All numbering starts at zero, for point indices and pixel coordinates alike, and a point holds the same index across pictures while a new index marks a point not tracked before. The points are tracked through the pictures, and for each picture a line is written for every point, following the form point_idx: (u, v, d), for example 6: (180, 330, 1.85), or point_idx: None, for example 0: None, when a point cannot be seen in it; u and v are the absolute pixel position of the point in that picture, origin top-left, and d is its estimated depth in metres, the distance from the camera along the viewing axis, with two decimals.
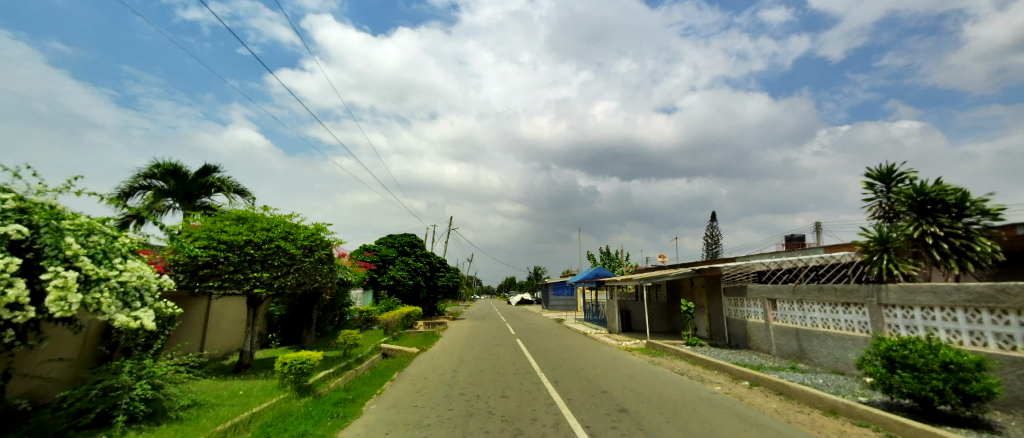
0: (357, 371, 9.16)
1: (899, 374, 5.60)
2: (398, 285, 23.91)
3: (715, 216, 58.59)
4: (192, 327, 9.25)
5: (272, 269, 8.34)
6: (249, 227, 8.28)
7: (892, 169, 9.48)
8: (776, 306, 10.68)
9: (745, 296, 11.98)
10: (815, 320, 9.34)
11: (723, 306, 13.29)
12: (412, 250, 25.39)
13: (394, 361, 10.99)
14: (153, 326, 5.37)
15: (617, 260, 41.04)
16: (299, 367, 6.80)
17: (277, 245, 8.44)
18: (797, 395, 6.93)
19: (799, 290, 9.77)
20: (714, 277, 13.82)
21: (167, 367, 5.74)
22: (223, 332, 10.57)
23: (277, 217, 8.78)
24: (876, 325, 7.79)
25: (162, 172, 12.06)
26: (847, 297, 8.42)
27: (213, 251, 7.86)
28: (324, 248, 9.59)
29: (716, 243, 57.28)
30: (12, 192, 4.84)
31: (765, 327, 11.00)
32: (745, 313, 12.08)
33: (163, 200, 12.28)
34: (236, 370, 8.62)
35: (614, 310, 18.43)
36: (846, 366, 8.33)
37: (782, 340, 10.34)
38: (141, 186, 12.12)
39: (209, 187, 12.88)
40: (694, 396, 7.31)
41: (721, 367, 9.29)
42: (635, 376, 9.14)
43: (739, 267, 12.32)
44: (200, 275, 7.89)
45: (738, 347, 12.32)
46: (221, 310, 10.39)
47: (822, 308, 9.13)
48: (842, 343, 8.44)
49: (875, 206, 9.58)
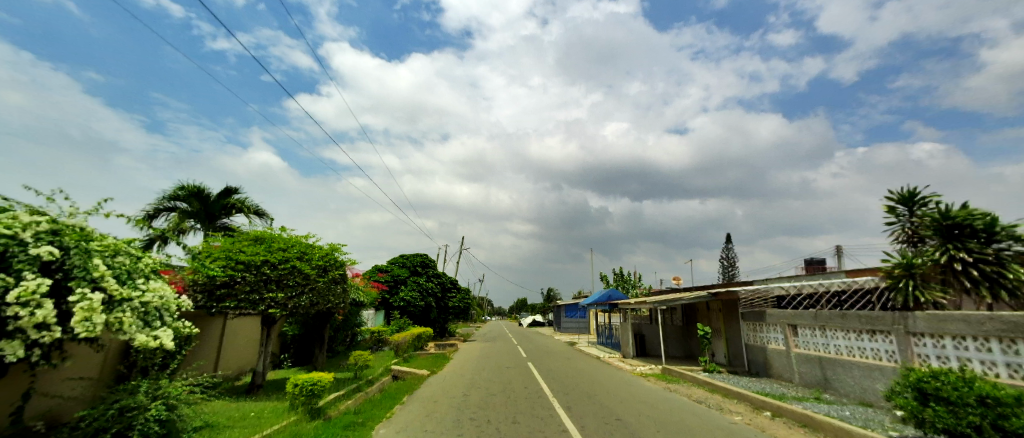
0: (367, 394, 9.06)
1: (933, 407, 5.36)
2: (409, 306, 23.84)
3: (729, 238, 58.06)
4: (208, 347, 9.30)
5: (286, 289, 8.36)
6: (266, 247, 8.38)
7: (914, 192, 9.15)
8: (797, 332, 10.36)
9: (764, 321, 11.66)
10: (839, 348, 9.02)
11: (741, 331, 12.93)
12: (424, 270, 25.42)
13: (404, 383, 10.90)
14: (172, 346, 5.44)
15: (630, 281, 40.72)
16: (309, 389, 6.78)
17: (293, 265, 8.48)
18: (823, 428, 6.63)
19: (821, 316, 9.47)
20: (731, 302, 13.51)
21: (182, 387, 5.79)
22: (237, 352, 10.58)
23: (293, 237, 8.85)
24: (904, 355, 7.46)
25: (185, 194, 12.38)
26: (872, 325, 8.12)
27: (231, 271, 7.94)
28: (338, 267, 9.61)
29: (732, 265, 56.33)
30: (45, 214, 5.01)
31: (785, 354, 10.66)
32: (765, 339, 11.73)
33: (186, 221, 12.54)
34: (248, 390, 8.58)
35: (628, 334, 18.05)
36: (874, 397, 7.97)
37: (804, 368, 9.98)
38: (165, 208, 12.44)
39: (229, 209, 13.16)
40: (714, 426, 7.07)
41: (740, 395, 8.98)
42: (653, 404, 8.88)
43: (757, 291, 12.06)
44: (218, 295, 7.95)
45: (757, 374, 11.92)
46: (236, 330, 10.44)
47: (846, 335, 8.83)
48: (869, 373, 8.11)
49: (897, 230, 9.26)
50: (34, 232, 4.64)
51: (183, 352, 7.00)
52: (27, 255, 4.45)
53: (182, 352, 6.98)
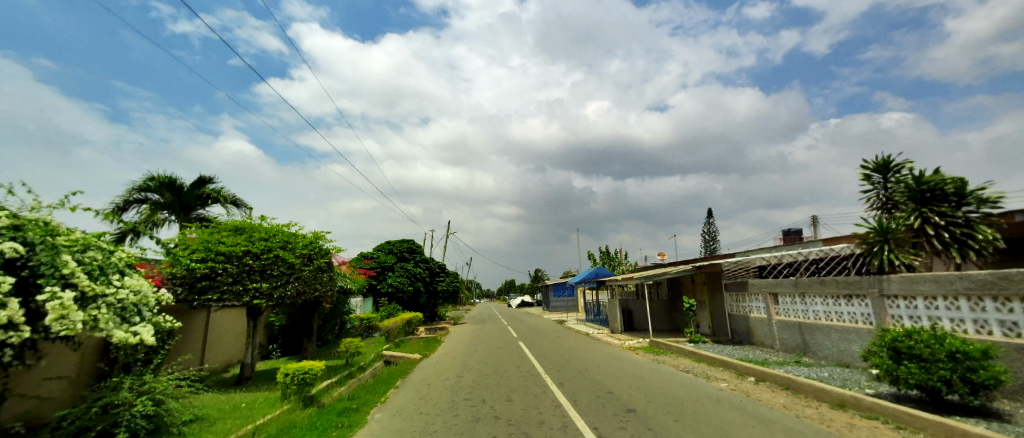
0: (360, 380, 9.04)
1: (905, 365, 5.60)
2: (397, 292, 23.77)
3: (710, 214, 59.29)
4: (193, 341, 9.11)
5: (271, 279, 8.16)
6: (247, 238, 8.10)
7: (889, 159, 9.12)
8: (778, 301, 10.68)
9: (746, 291, 11.98)
10: (817, 313, 9.34)
11: (724, 302, 13.28)
12: (411, 256, 25.31)
13: (397, 368, 10.95)
14: (153, 342, 5.31)
15: (617, 259, 41.31)
16: (301, 377, 6.77)
17: (276, 254, 8.25)
18: (804, 389, 6.91)
19: (801, 284, 9.77)
20: (714, 274, 13.83)
21: (166, 381, 5.70)
22: (223, 345, 10.40)
23: (274, 226, 8.60)
24: (879, 316, 7.76)
25: (157, 185, 11.94)
26: (849, 289, 8.41)
27: (211, 262, 7.68)
28: (323, 256, 9.44)
29: (714, 240, 57.63)
30: (7, 209, 4.79)
31: (767, 322, 11.00)
32: (748, 308, 12.07)
33: (159, 213, 12.11)
34: (238, 383, 8.46)
35: (615, 309, 18.37)
36: (851, 358, 8.30)
37: (785, 334, 10.32)
38: (137, 200, 12.00)
39: (205, 199, 12.80)
40: (701, 394, 7.29)
41: (725, 363, 9.27)
42: (642, 376, 9.08)
43: (739, 263, 12.35)
44: (199, 287, 7.70)
45: (741, 342, 12.32)
46: (222, 322, 10.25)
47: (825, 301, 9.14)
48: (846, 336, 8.43)
49: (872, 198, 9.44)
50: None
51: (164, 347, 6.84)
52: None
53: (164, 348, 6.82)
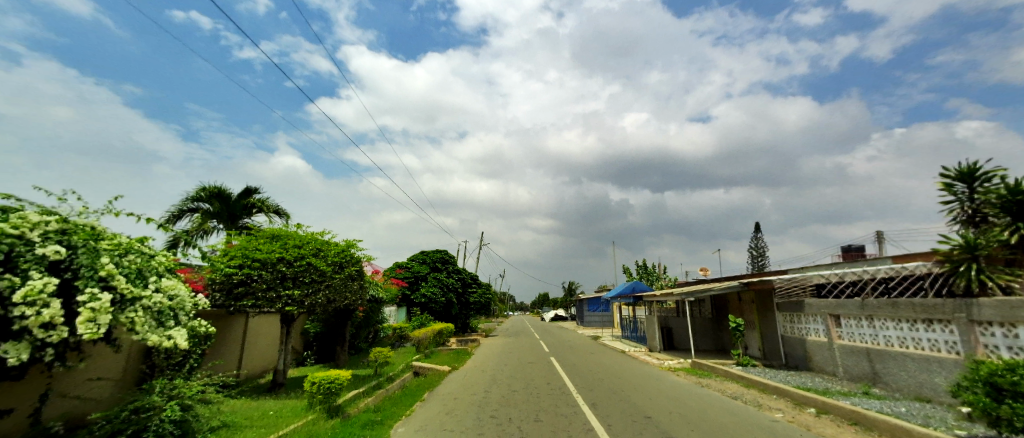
0: (387, 391, 8.83)
1: (1008, 404, 4.70)
2: (430, 303, 23.77)
3: (756, 228, 56.47)
4: (230, 345, 9.24)
5: (303, 286, 8.11)
6: (282, 245, 8.15)
7: (974, 166, 8.03)
8: (840, 323, 9.67)
9: (802, 311, 10.98)
10: (890, 339, 8.33)
11: (777, 322, 12.25)
12: (444, 266, 25.34)
13: (425, 380, 10.69)
14: (186, 346, 5.27)
15: (655, 274, 39.83)
16: (327, 387, 6.59)
17: (309, 262, 8.23)
18: (877, 426, 6.05)
19: (868, 306, 8.78)
20: (764, 292, 12.84)
21: (197, 386, 5.66)
22: (260, 350, 10.55)
23: (308, 234, 8.64)
24: (968, 345, 6.77)
25: (207, 194, 12.42)
26: (929, 313, 7.44)
27: (247, 269, 7.74)
28: (354, 264, 9.41)
29: (761, 256, 54.61)
30: (56, 214, 4.92)
31: (828, 346, 9.97)
32: (804, 330, 11.03)
33: (209, 222, 12.55)
34: (270, 389, 8.44)
35: (654, 327, 17.43)
36: (933, 392, 7.29)
37: (850, 360, 9.29)
38: (189, 209, 12.54)
39: (250, 208, 13.20)
40: (753, 425, 6.55)
41: (780, 391, 8.38)
42: (685, 400, 8.36)
43: (794, 280, 11.39)
44: (235, 293, 7.75)
45: (796, 368, 11.25)
46: (259, 328, 10.39)
47: (898, 325, 8.15)
48: (927, 366, 7.42)
49: (955, 209, 8.39)
50: (42, 232, 4.52)
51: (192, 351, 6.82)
52: (33, 255, 4.33)
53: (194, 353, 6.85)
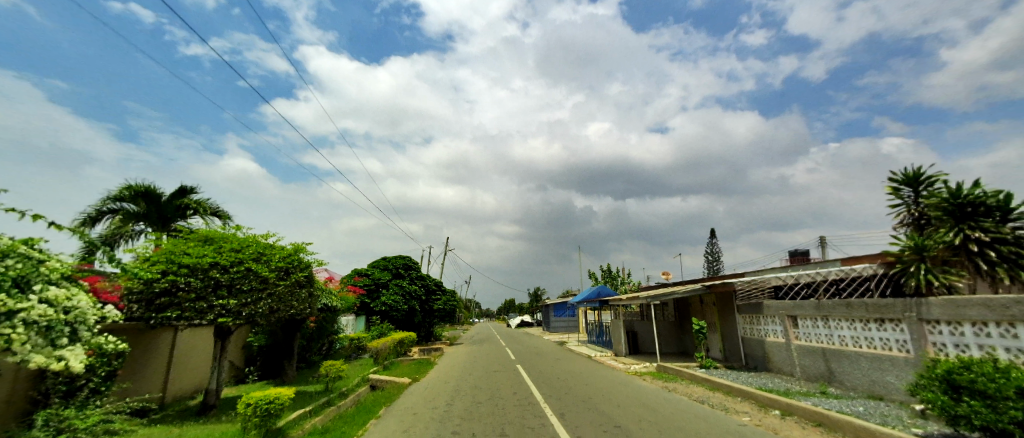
0: (338, 408, 8.16)
1: (967, 402, 4.76)
2: (391, 311, 22.85)
3: (712, 234, 58.69)
4: (156, 364, 8.28)
5: (240, 295, 7.34)
6: (216, 248, 7.37)
7: (919, 171, 8.42)
8: (797, 324, 9.87)
9: (761, 313, 11.19)
10: (844, 339, 8.52)
11: (737, 324, 12.44)
12: (406, 272, 24.48)
13: (382, 394, 10.04)
14: (80, 369, 4.58)
15: (619, 278, 40.39)
16: (266, 408, 5.92)
17: (248, 267, 7.47)
18: (840, 427, 6.06)
19: (823, 306, 8.98)
20: (725, 294, 13.05)
21: (93, 416, 4.94)
22: (192, 367, 9.54)
23: (249, 237, 7.89)
24: (918, 344, 6.96)
25: (132, 194, 11.26)
26: (880, 313, 7.64)
27: (172, 275, 6.91)
28: (303, 269, 8.69)
29: (718, 260, 56.79)
30: None
31: (786, 347, 10.15)
32: (763, 332, 11.24)
33: (132, 224, 11.40)
34: (200, 412, 7.58)
35: (619, 331, 17.42)
36: (885, 390, 7.47)
37: (806, 361, 9.47)
38: (110, 210, 11.30)
39: (184, 210, 12.12)
40: (722, 430, 6.41)
41: (744, 393, 8.38)
42: (652, 406, 8.22)
43: (753, 282, 11.59)
44: (157, 304, 6.92)
45: (756, 369, 11.43)
46: (189, 344, 9.43)
47: (851, 325, 8.35)
48: (879, 364, 7.60)
49: (902, 212, 8.75)
50: None
51: (99, 370, 5.89)
52: None
53: (101, 372, 5.92)
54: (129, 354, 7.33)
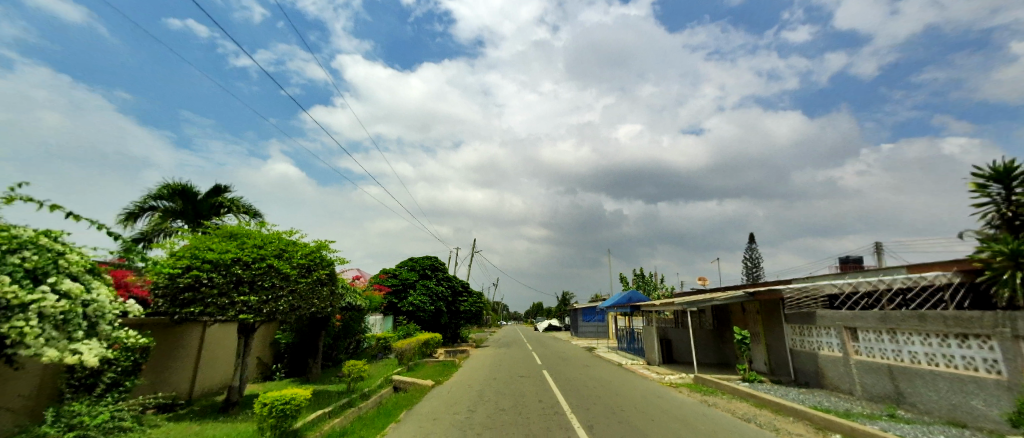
0: (359, 410, 7.88)
1: None
2: (418, 311, 22.76)
3: (750, 240, 56.09)
4: (185, 359, 8.29)
5: (261, 291, 7.19)
6: (239, 244, 7.26)
7: (1011, 164, 7.33)
8: (857, 337, 8.90)
9: (814, 324, 10.21)
10: (916, 355, 7.55)
11: (785, 335, 11.46)
12: (434, 273, 24.39)
13: (405, 396, 9.75)
14: (95, 364, 4.39)
15: (651, 284, 39.07)
16: (281, 409, 5.65)
17: (269, 264, 7.33)
18: None
19: (890, 318, 8.01)
20: (771, 302, 12.07)
21: (105, 414, 4.79)
22: (219, 362, 9.54)
23: (272, 233, 7.77)
24: (1011, 364, 5.99)
25: (170, 191, 11.48)
26: (963, 328, 6.67)
27: (196, 271, 6.80)
28: (325, 267, 8.54)
29: (756, 267, 54.23)
30: None
31: (843, 363, 9.18)
32: (815, 344, 10.25)
33: (170, 221, 11.62)
34: (222, 409, 7.46)
35: (652, 338, 16.56)
36: (969, 417, 6.50)
37: (869, 379, 8.50)
38: (149, 207, 11.58)
39: (219, 208, 12.28)
40: None
41: (797, 412, 7.51)
42: (691, 423, 7.49)
43: (804, 290, 10.61)
44: (180, 300, 6.79)
45: (807, 385, 10.44)
46: (219, 339, 9.46)
47: (925, 340, 7.39)
48: (962, 387, 6.63)
49: (990, 212, 7.65)
50: None
51: (120, 364, 5.82)
52: None
53: (122, 365, 5.84)
54: (153, 348, 7.29)
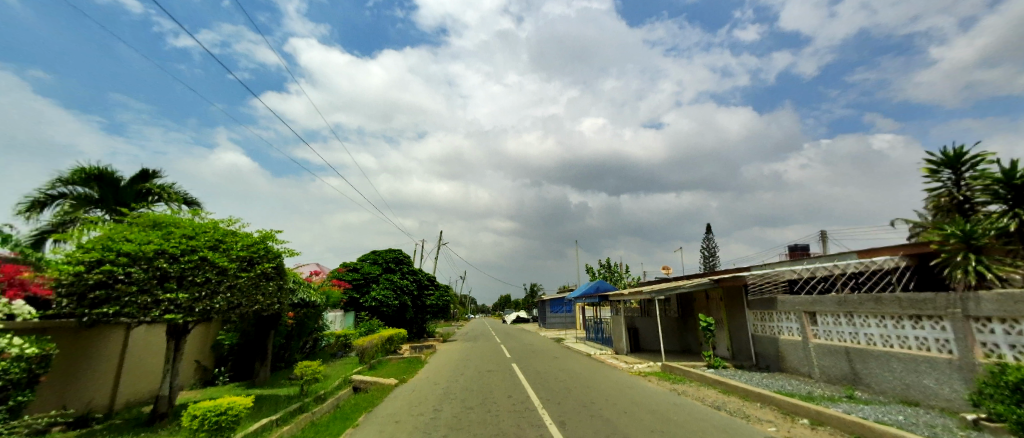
0: (312, 415, 7.28)
1: None
2: (381, 307, 21.95)
3: (709, 230, 58.20)
4: (103, 365, 7.48)
5: (192, 288, 6.49)
6: (164, 235, 6.49)
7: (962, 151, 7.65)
8: (816, 321, 9.11)
9: (775, 309, 10.41)
10: (871, 337, 7.76)
11: (747, 321, 11.70)
12: (397, 267, 23.59)
13: (365, 397, 9.18)
14: None
15: (617, 273, 39.71)
16: (215, 421, 5.06)
17: (202, 257, 6.63)
18: None
19: (847, 302, 8.21)
20: (734, 289, 12.30)
21: None
22: (146, 369, 8.64)
23: (206, 223, 7.05)
24: (962, 344, 6.19)
25: (85, 177, 10.28)
26: (917, 309, 6.87)
27: (109, 266, 5.98)
28: (269, 260, 7.88)
29: (714, 255, 56.40)
30: None
31: (802, 346, 9.40)
32: (776, 329, 10.49)
33: (86, 210, 10.45)
34: (148, 421, 6.73)
35: (620, 328, 16.62)
36: (922, 395, 6.71)
37: (827, 361, 8.71)
38: (59, 194, 10.33)
39: (146, 195, 11.17)
40: None
41: (764, 398, 7.56)
42: (661, 413, 7.39)
43: (765, 275, 10.79)
44: (91, 299, 5.98)
45: (768, 368, 10.69)
46: (146, 343, 8.61)
47: (880, 323, 7.59)
48: (915, 367, 6.84)
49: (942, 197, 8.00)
50: None
51: (9, 376, 4.98)
52: None
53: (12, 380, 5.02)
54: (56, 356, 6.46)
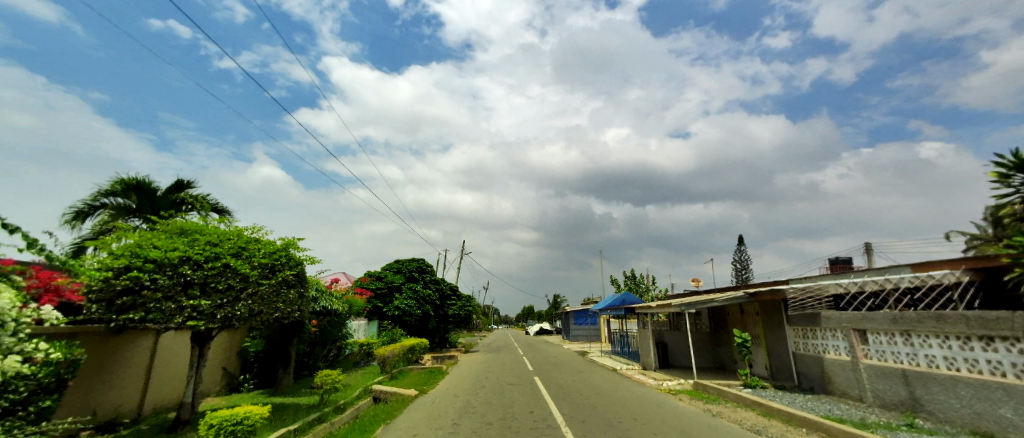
0: (331, 426, 7.11)
1: None
2: (404, 316, 21.91)
3: (740, 242, 56.17)
4: (131, 370, 7.56)
5: (214, 295, 6.46)
6: (189, 241, 6.53)
7: None
8: (867, 339, 8.39)
9: (819, 325, 9.68)
10: (933, 360, 7.04)
11: (787, 337, 10.95)
12: (421, 276, 23.59)
13: (385, 408, 8.98)
14: None
15: (643, 285, 38.64)
16: (231, 431, 4.93)
17: (224, 263, 6.61)
18: None
19: (902, 319, 7.50)
20: (772, 303, 11.57)
21: None
22: (175, 375, 8.73)
23: (230, 230, 7.06)
24: None
25: (123, 187, 10.61)
26: (988, 329, 6.17)
27: (136, 272, 6.03)
28: (291, 267, 7.83)
29: (746, 268, 54.35)
30: None
31: (851, 367, 8.66)
32: (820, 347, 9.74)
33: (124, 219, 10.78)
34: (171, 428, 6.70)
35: (648, 342, 15.95)
36: (996, 426, 5.98)
37: (880, 384, 7.97)
38: (99, 204, 10.71)
39: (180, 204, 11.43)
40: None
41: (811, 423, 6.92)
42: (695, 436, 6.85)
43: (807, 289, 10.08)
44: (119, 305, 6.04)
45: (812, 390, 9.92)
46: (174, 348, 8.68)
47: (943, 344, 6.89)
48: (987, 394, 6.12)
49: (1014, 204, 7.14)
50: None
51: (37, 380, 5.00)
52: None
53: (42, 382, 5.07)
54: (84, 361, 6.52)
